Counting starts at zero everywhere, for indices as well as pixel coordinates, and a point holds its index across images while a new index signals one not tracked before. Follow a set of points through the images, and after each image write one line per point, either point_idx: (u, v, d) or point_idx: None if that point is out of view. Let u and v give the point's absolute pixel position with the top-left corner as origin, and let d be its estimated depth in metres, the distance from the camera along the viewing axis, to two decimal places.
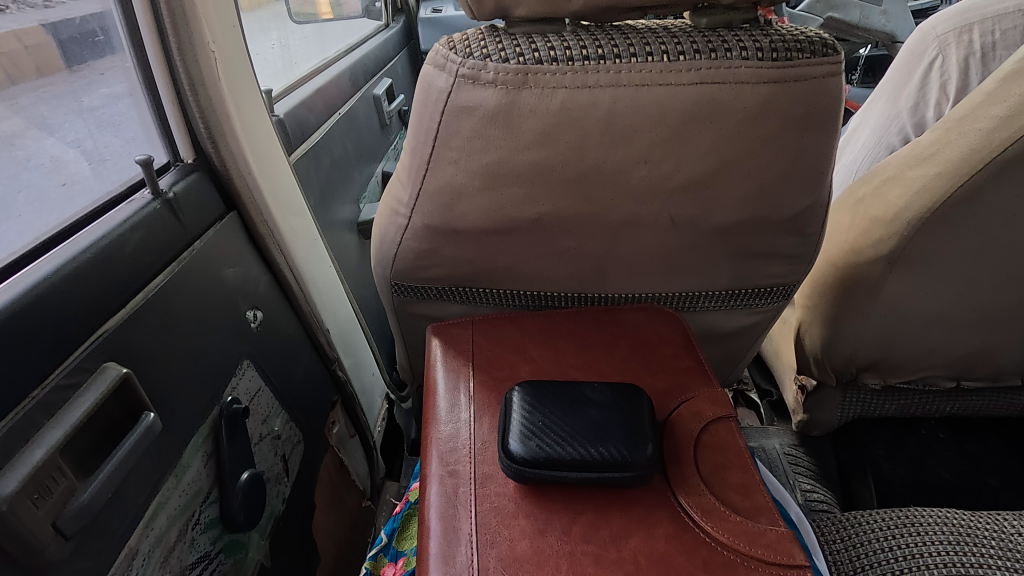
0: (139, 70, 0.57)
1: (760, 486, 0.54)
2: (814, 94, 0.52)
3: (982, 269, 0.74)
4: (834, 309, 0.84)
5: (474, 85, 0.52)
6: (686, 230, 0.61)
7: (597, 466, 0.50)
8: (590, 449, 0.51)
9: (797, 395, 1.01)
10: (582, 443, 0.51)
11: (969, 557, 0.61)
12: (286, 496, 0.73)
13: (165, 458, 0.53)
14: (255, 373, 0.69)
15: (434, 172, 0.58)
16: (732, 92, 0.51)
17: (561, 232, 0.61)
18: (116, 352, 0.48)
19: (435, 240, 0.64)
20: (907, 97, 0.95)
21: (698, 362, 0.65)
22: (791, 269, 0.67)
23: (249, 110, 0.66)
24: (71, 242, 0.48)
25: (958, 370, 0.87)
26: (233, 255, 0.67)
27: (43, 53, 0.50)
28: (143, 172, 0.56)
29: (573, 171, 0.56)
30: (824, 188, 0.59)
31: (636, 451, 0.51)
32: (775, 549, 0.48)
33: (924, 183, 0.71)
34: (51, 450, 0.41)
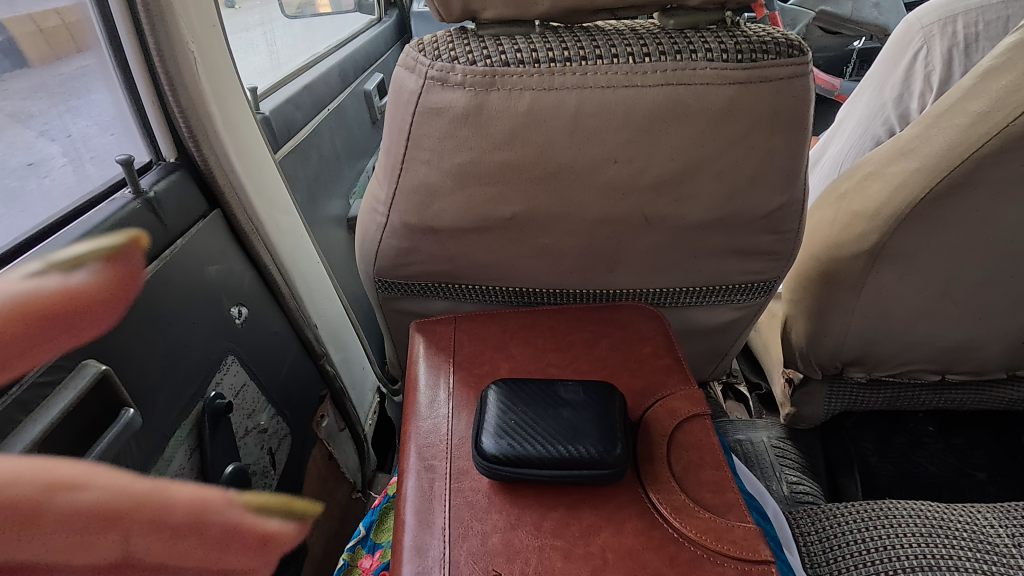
0: (118, 70, 0.58)
1: (731, 484, 0.54)
2: (781, 94, 0.52)
3: (961, 265, 0.74)
4: (817, 306, 0.84)
5: (442, 87, 0.53)
6: (661, 229, 0.61)
7: (567, 462, 0.51)
8: (561, 447, 0.52)
9: (785, 388, 1.02)
10: (554, 442, 0.52)
11: (938, 549, 0.62)
12: (272, 488, 0.75)
13: (147, 453, 0.54)
14: (240, 368, 0.70)
15: (409, 172, 0.58)
16: (700, 93, 0.52)
17: (538, 230, 0.62)
18: (96, 351, 0.50)
19: (413, 238, 0.65)
20: (891, 88, 0.95)
21: (677, 360, 0.65)
22: (768, 266, 0.68)
23: (231, 109, 0.67)
24: (49, 243, 0.49)
25: (939, 366, 0.87)
26: (217, 253, 0.68)
27: (19, 53, 0.51)
28: (124, 172, 0.57)
29: (546, 170, 0.56)
30: (797, 187, 0.59)
31: (606, 450, 0.52)
32: (742, 545, 0.49)
33: (901, 182, 0.71)
34: (29, 446, 0.42)
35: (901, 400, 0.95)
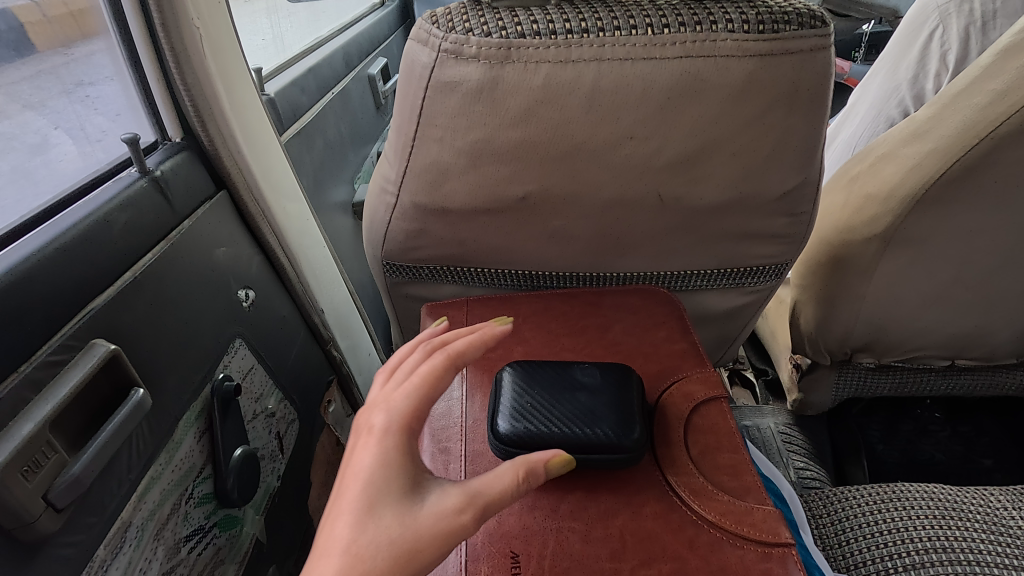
0: (123, 48, 0.57)
1: (749, 467, 0.54)
2: (802, 69, 0.51)
3: (975, 249, 0.73)
4: (827, 290, 0.83)
5: (456, 60, 0.52)
6: (675, 209, 0.61)
7: (584, 445, 0.51)
8: (578, 430, 0.51)
9: (792, 374, 1.01)
10: (570, 425, 0.52)
11: (952, 532, 0.62)
12: (281, 472, 0.75)
13: (157, 435, 0.54)
14: (249, 351, 0.69)
15: (420, 150, 0.58)
16: (720, 67, 0.51)
17: (551, 211, 0.61)
18: (104, 331, 0.49)
19: (423, 220, 0.64)
20: (907, 69, 0.95)
21: (692, 344, 0.65)
22: (782, 248, 0.67)
23: (238, 88, 0.65)
24: (56, 222, 0.48)
25: (949, 351, 0.86)
26: (224, 235, 0.68)
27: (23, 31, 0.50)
28: (130, 150, 0.56)
29: (559, 149, 0.55)
30: (814, 166, 0.58)
31: (625, 433, 0.51)
32: (761, 528, 0.49)
33: (917, 162, 0.70)
34: (40, 424, 0.41)
35: (908, 386, 0.93)
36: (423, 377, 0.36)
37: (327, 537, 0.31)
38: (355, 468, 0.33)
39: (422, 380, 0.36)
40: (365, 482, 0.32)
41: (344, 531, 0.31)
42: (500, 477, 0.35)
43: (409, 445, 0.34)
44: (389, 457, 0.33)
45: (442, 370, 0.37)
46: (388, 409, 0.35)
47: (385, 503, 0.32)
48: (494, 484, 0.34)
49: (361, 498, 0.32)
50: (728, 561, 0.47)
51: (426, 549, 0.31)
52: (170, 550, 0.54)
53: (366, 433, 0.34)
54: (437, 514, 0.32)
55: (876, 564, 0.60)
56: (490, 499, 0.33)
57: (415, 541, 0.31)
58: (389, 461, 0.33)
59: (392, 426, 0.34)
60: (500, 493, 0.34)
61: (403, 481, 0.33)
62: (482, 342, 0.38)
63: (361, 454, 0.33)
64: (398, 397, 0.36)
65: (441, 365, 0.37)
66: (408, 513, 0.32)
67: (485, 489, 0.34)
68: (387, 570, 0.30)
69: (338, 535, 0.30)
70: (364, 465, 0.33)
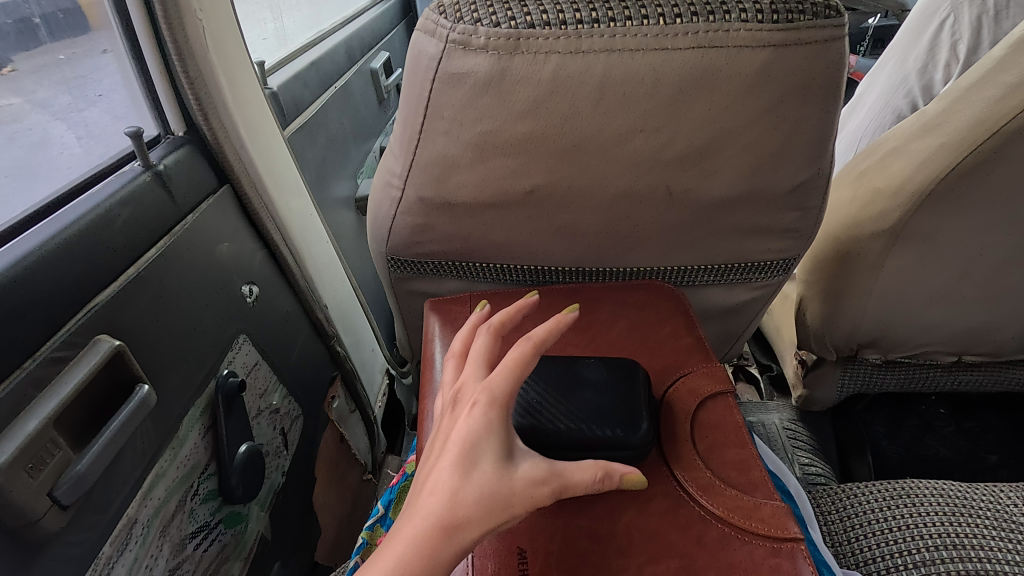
0: (126, 41, 0.56)
1: (758, 462, 0.53)
2: (816, 59, 0.50)
3: (986, 244, 0.72)
4: (833, 286, 0.82)
5: (465, 51, 0.51)
6: (684, 202, 0.60)
7: (592, 442, 0.50)
8: (585, 427, 0.51)
9: (798, 369, 1.01)
10: (577, 422, 0.51)
11: (963, 528, 0.61)
12: (286, 469, 0.74)
13: (162, 431, 0.53)
14: (252, 347, 0.69)
15: (426, 143, 0.57)
16: (731, 58, 0.50)
17: (558, 204, 0.61)
18: (107, 327, 0.48)
19: (429, 214, 0.63)
20: (916, 59, 0.95)
21: (698, 339, 0.64)
22: (791, 243, 0.66)
23: (240, 81, 0.65)
24: (58, 217, 0.48)
25: (955, 348, 0.84)
26: (227, 230, 0.67)
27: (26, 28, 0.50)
28: (133, 144, 0.55)
29: (567, 142, 0.55)
30: (825, 158, 0.58)
31: (632, 430, 0.51)
32: (770, 523, 0.48)
33: (928, 155, 0.70)
34: (44, 421, 0.41)
35: (914, 382, 0.92)
36: (511, 364, 0.39)
37: (433, 485, 0.36)
38: (457, 434, 0.37)
39: (512, 365, 0.39)
40: (466, 446, 0.36)
41: (448, 482, 0.35)
42: (581, 471, 0.39)
43: (504, 421, 0.38)
44: (490, 429, 0.37)
45: (530, 357, 0.39)
46: (488, 388, 0.38)
47: (483, 463, 0.36)
48: (576, 475, 0.39)
49: (461, 458, 0.36)
50: (739, 559, 0.47)
51: (515, 506, 0.36)
52: (176, 547, 0.54)
53: (467, 407, 0.38)
54: (526, 479, 0.37)
55: (887, 561, 0.60)
56: (571, 483, 0.38)
57: (506, 498, 0.36)
58: (488, 432, 0.37)
59: (490, 404, 0.37)
60: (579, 483, 0.39)
61: (500, 448, 0.37)
62: (557, 329, 0.41)
63: (463, 423, 0.37)
64: (495, 378, 0.39)
65: (528, 352, 0.40)
66: (503, 475, 0.36)
67: (567, 474, 0.39)
68: (482, 519, 0.35)
69: (444, 484, 0.35)
70: (465, 433, 0.37)
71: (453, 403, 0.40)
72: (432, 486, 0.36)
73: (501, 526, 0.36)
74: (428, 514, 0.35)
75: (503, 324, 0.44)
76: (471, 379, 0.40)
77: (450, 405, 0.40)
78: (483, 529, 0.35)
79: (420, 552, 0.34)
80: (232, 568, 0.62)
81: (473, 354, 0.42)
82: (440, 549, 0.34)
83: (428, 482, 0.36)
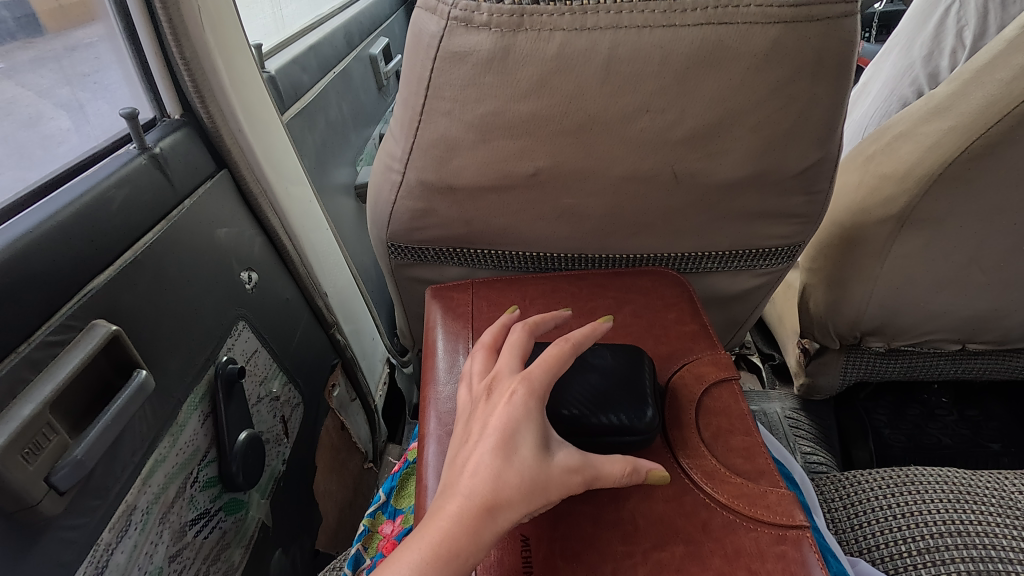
0: (120, 21, 0.55)
1: (762, 449, 0.53)
2: (827, 36, 0.49)
3: (994, 229, 0.71)
4: (838, 271, 0.82)
5: (466, 29, 0.51)
6: (689, 185, 0.59)
7: (601, 428, 0.49)
8: (594, 412, 0.50)
9: (800, 357, 1.00)
10: (586, 407, 0.50)
11: (968, 516, 0.60)
12: (287, 456, 0.74)
13: (161, 417, 0.53)
14: (252, 334, 0.68)
15: (428, 124, 0.56)
16: (740, 35, 0.49)
17: (561, 188, 0.60)
18: (103, 310, 0.48)
19: (430, 198, 0.63)
20: (921, 47, 0.93)
21: (703, 326, 0.63)
22: (796, 228, 0.65)
23: (237, 62, 0.63)
24: (51, 199, 0.47)
25: (961, 335, 0.83)
26: (226, 215, 0.66)
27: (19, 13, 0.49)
28: (128, 126, 0.54)
29: (571, 122, 0.54)
30: (834, 141, 0.57)
31: (643, 416, 0.50)
32: (775, 511, 0.48)
33: (936, 138, 0.69)
34: (39, 406, 0.40)
35: (917, 370, 0.92)
36: (547, 359, 0.43)
37: (474, 466, 0.38)
38: (496, 419, 0.40)
39: (549, 361, 0.43)
40: (506, 431, 0.39)
41: (490, 464, 0.38)
42: (611, 465, 0.42)
43: (541, 410, 0.41)
44: (527, 417, 0.40)
45: (565, 356, 0.44)
46: (526, 379, 0.41)
47: (522, 448, 0.39)
48: (607, 468, 0.42)
49: (502, 442, 0.39)
50: (744, 545, 0.46)
51: (552, 490, 0.39)
52: (176, 534, 0.54)
53: (505, 394, 0.41)
54: (562, 468, 0.40)
55: (890, 547, 0.60)
56: (602, 475, 0.42)
57: (544, 483, 0.39)
58: (526, 419, 0.40)
59: (529, 393, 0.41)
60: (609, 475, 0.42)
61: (537, 437, 0.40)
62: (592, 335, 0.47)
63: (503, 410, 0.40)
64: (533, 370, 0.42)
65: (565, 351, 0.44)
66: (541, 461, 0.39)
67: (598, 468, 0.42)
68: (521, 499, 0.38)
69: (486, 466, 0.38)
70: (506, 419, 0.40)
71: (488, 391, 0.43)
72: (473, 466, 0.38)
73: (537, 508, 0.39)
74: (470, 494, 0.37)
75: (536, 324, 0.48)
76: (506, 369, 0.43)
77: (485, 393, 0.42)
78: (522, 511, 0.38)
79: (464, 527, 0.37)
80: (233, 555, 0.62)
81: (508, 346, 0.46)
82: (482, 526, 0.37)
83: (468, 463, 0.38)
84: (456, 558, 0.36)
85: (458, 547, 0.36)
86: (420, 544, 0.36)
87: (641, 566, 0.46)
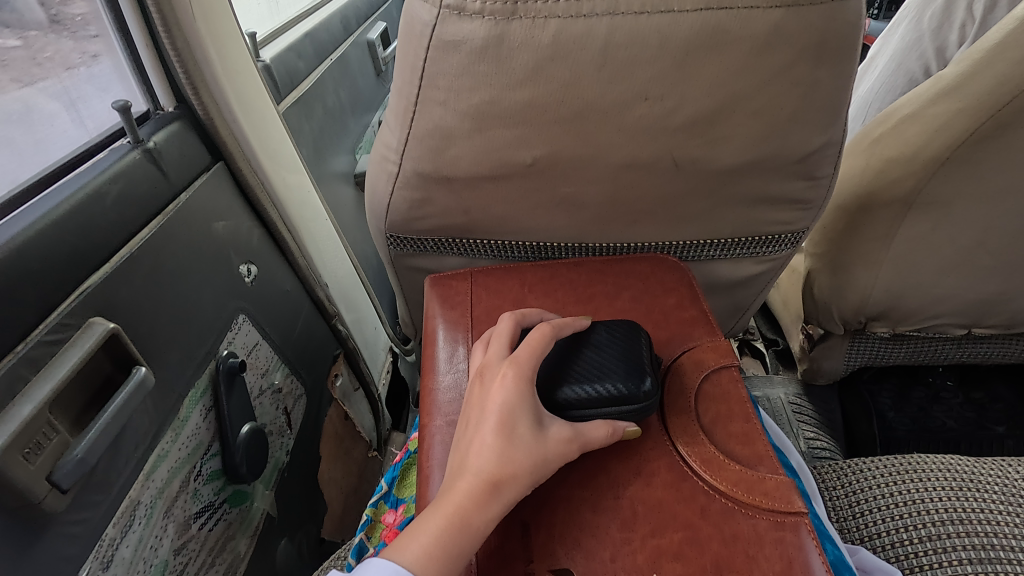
0: (109, 14, 0.54)
1: (762, 436, 0.53)
2: (830, 18, 0.48)
3: (1002, 211, 0.70)
4: (840, 254, 0.81)
5: (459, 17, 0.50)
6: (689, 172, 0.58)
7: (602, 400, 0.49)
8: (595, 386, 0.49)
9: (803, 344, 0.99)
10: (586, 381, 0.50)
11: (969, 503, 0.60)
12: (290, 448, 0.75)
13: (162, 411, 0.53)
14: (252, 327, 0.68)
15: (423, 114, 0.56)
16: (741, 20, 0.48)
17: (559, 175, 0.59)
18: (101, 308, 0.48)
19: (427, 188, 0.62)
20: (931, 19, 0.90)
21: (703, 313, 0.63)
22: (799, 213, 0.65)
23: (231, 51, 0.62)
24: (48, 196, 0.47)
25: (967, 319, 0.82)
26: (224, 208, 0.66)
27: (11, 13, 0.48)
28: (122, 120, 0.54)
29: (568, 109, 0.53)
30: (837, 124, 0.56)
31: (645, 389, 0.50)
32: (774, 497, 0.48)
33: (943, 122, 0.68)
34: (40, 405, 0.41)
35: (922, 354, 0.91)
36: (532, 341, 0.48)
37: (478, 447, 0.42)
38: (494, 402, 0.44)
39: (533, 344, 0.48)
40: (504, 413, 0.43)
41: (493, 444, 0.42)
42: (595, 429, 0.47)
43: (531, 390, 0.45)
44: (521, 399, 0.44)
45: (545, 337, 0.49)
46: (515, 363, 0.46)
47: (521, 427, 0.43)
48: (591, 433, 0.47)
49: (501, 424, 0.43)
50: (742, 531, 0.46)
51: (552, 461, 0.43)
52: (181, 527, 0.55)
53: (497, 377, 0.45)
54: (558, 440, 0.44)
55: (892, 535, 0.61)
56: (590, 440, 0.46)
57: (544, 457, 0.43)
58: (519, 400, 0.44)
59: (517, 375, 0.45)
60: (595, 440, 0.47)
61: (533, 416, 0.44)
62: (570, 325, 0.53)
63: (498, 392, 0.44)
64: (521, 354, 0.47)
65: (545, 334, 0.49)
66: (539, 437, 0.43)
67: (586, 435, 0.46)
68: (527, 473, 0.42)
69: (489, 446, 0.42)
70: (502, 401, 0.44)
71: (480, 376, 0.47)
72: (478, 448, 0.42)
73: (540, 480, 0.43)
74: (478, 472, 0.41)
75: (523, 316, 0.53)
76: (496, 356, 0.48)
77: (478, 378, 0.47)
78: (524, 485, 0.42)
79: (474, 500, 0.41)
80: (238, 545, 0.63)
81: (498, 336, 0.50)
82: (489, 501, 0.41)
83: (473, 446, 0.42)
84: (469, 529, 0.40)
85: (471, 518, 0.40)
86: (433, 517, 0.40)
87: (639, 553, 0.46)
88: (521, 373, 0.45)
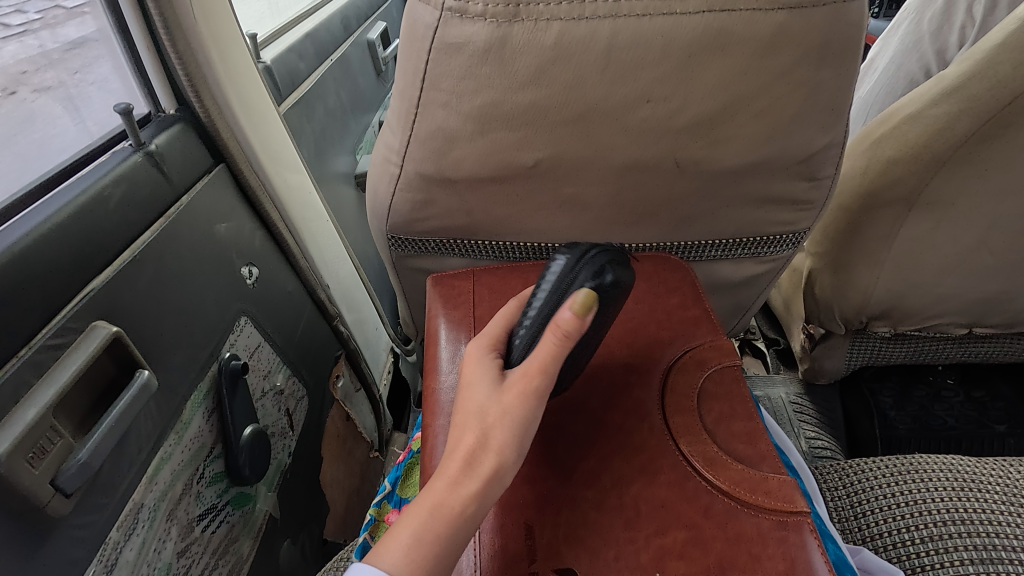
0: (110, 17, 0.54)
1: (764, 435, 0.53)
2: (833, 21, 0.48)
3: (1004, 211, 0.70)
4: (843, 255, 0.81)
5: (462, 19, 0.49)
6: (692, 173, 0.59)
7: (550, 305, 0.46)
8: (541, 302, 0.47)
9: (803, 343, 0.98)
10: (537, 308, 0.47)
11: (970, 503, 0.60)
12: (293, 449, 0.75)
13: (165, 415, 0.53)
14: (254, 329, 0.68)
15: (425, 116, 0.55)
16: (744, 22, 0.47)
17: (561, 176, 0.59)
18: (105, 313, 0.48)
19: (430, 190, 0.62)
20: (931, 20, 0.90)
21: (705, 312, 0.63)
22: (801, 213, 0.65)
23: (232, 52, 0.62)
24: (51, 199, 0.47)
25: (969, 319, 0.82)
26: (226, 210, 0.66)
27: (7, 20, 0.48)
28: (124, 122, 0.54)
29: (571, 111, 0.53)
30: (840, 125, 0.56)
31: (595, 261, 0.46)
32: (776, 496, 0.48)
33: (946, 121, 0.67)
34: (44, 409, 0.41)
35: (923, 354, 0.91)
36: (499, 315, 0.50)
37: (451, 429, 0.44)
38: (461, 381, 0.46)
39: (499, 316, 0.49)
40: (465, 384, 0.45)
41: (458, 418, 0.43)
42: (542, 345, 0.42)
43: (490, 354, 0.46)
44: (478, 365, 0.46)
45: (512, 306, 0.50)
46: (478, 338, 0.48)
47: (478, 388, 0.44)
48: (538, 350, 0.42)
49: (464, 395, 0.44)
50: (745, 531, 0.46)
51: (514, 408, 0.42)
52: (184, 529, 0.55)
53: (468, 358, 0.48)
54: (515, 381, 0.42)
55: (894, 535, 0.61)
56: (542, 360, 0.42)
57: (505, 409, 0.42)
58: (476, 367, 0.46)
59: (477, 347, 0.47)
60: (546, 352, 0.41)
61: (493, 375, 0.44)
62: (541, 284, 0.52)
63: (463, 370, 0.47)
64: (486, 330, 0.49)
65: (511, 303, 0.50)
66: (495, 392, 0.43)
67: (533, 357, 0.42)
68: (494, 436, 0.42)
69: (456, 422, 0.43)
70: (465, 376, 0.46)
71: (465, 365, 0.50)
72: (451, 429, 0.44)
73: (514, 440, 0.42)
74: (450, 450, 0.43)
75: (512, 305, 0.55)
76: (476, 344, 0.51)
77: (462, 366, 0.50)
78: (498, 453, 0.41)
79: (446, 482, 0.41)
80: (241, 546, 0.63)
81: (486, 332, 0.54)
82: (459, 475, 0.41)
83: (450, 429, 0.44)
84: (443, 507, 0.40)
85: (444, 500, 0.40)
86: (417, 504, 0.42)
87: (643, 553, 0.46)
88: (484, 344, 0.47)
